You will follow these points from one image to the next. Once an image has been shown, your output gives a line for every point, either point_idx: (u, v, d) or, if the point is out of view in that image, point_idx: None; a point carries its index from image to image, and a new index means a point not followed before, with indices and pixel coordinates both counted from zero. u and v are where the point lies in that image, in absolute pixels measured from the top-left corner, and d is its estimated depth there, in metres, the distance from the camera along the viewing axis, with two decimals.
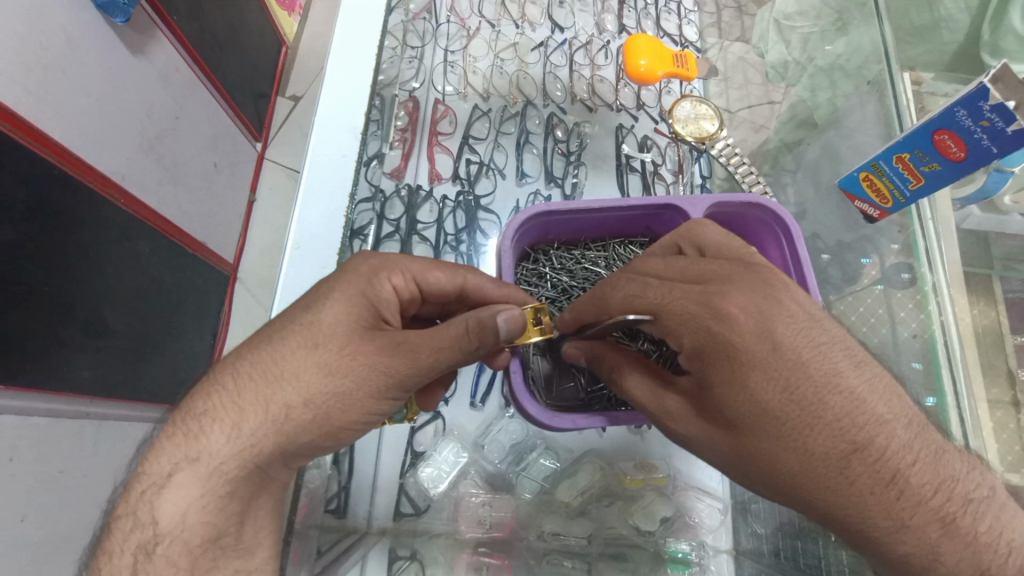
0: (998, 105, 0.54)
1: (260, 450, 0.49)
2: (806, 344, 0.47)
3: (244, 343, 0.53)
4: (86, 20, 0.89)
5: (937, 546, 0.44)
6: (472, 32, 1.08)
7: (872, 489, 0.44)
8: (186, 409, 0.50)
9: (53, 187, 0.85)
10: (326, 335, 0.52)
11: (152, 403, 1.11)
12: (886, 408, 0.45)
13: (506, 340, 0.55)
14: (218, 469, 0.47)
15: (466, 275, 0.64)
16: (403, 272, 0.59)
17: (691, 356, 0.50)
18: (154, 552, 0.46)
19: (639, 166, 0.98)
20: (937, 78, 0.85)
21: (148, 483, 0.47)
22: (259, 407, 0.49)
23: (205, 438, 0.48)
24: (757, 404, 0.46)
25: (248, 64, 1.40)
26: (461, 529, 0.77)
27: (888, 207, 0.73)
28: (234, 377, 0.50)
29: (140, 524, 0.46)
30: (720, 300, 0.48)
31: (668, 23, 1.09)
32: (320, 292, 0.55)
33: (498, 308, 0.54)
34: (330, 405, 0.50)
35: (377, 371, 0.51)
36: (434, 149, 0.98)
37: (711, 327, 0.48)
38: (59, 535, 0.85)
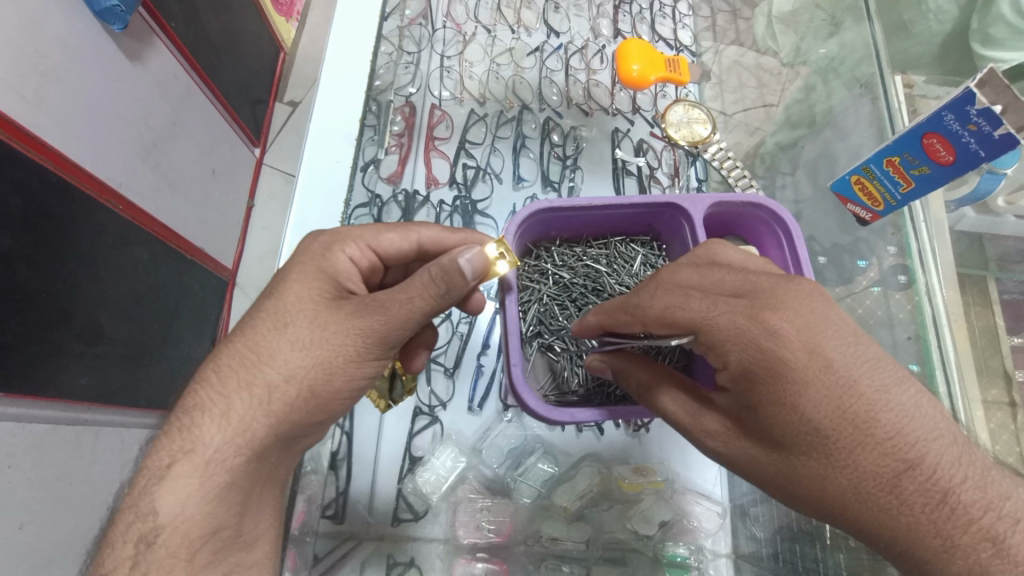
0: (985, 109, 0.55)
1: (253, 432, 0.49)
2: (853, 358, 0.45)
3: (221, 339, 0.54)
4: (84, 28, 0.89)
5: (988, 562, 0.41)
6: (468, 37, 1.08)
7: (921, 507, 0.43)
8: (178, 409, 0.51)
9: (49, 194, 0.85)
10: (292, 314, 0.52)
11: (150, 408, 1.10)
12: (934, 423, 0.43)
13: (474, 282, 0.53)
14: (214, 457, 0.48)
15: (419, 233, 0.63)
16: (357, 242, 0.59)
17: (736, 375, 0.48)
18: (159, 540, 0.47)
19: (636, 170, 0.99)
20: (930, 81, 0.85)
21: (149, 477, 0.48)
22: (243, 391, 0.50)
23: (198, 430, 0.49)
24: (806, 423, 0.45)
25: (246, 71, 1.41)
26: (460, 535, 0.76)
27: (880, 209, 0.73)
28: (217, 371, 0.51)
29: (141, 516, 0.47)
30: (767, 314, 0.46)
31: (663, 27, 1.10)
32: (278, 277, 0.55)
33: (458, 250, 0.51)
34: (310, 376, 0.51)
35: (351, 334, 0.51)
36: (430, 154, 0.98)
37: (761, 344, 0.45)
38: (57, 542, 0.85)
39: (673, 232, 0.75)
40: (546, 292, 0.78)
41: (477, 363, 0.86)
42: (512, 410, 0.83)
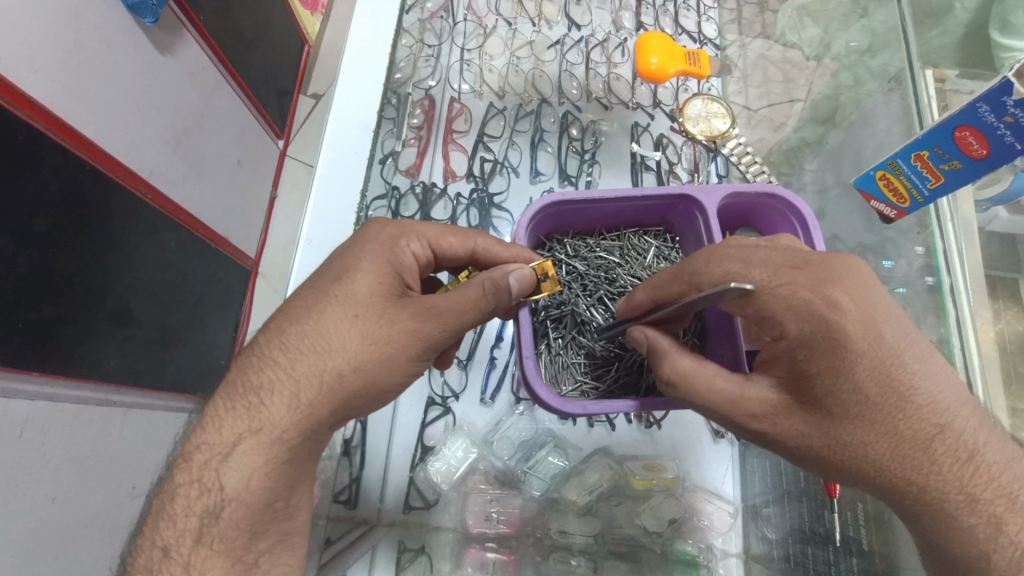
0: (1023, 99, 0.53)
1: (317, 417, 0.51)
2: (901, 333, 0.47)
3: (282, 317, 0.54)
4: (118, 21, 0.92)
5: (1002, 516, 0.46)
6: (489, 30, 1.08)
7: (948, 466, 0.46)
8: (242, 383, 0.51)
9: (84, 181, 0.88)
10: (363, 306, 0.54)
11: (174, 392, 1.14)
12: (962, 392, 0.47)
13: (518, 297, 0.57)
14: (280, 437, 0.49)
15: (476, 238, 0.64)
16: (419, 238, 0.60)
17: (795, 343, 0.49)
18: (222, 513, 0.48)
19: (654, 165, 0.98)
20: (962, 76, 0.82)
21: (212, 453, 0.49)
22: (314, 377, 0.51)
23: (267, 409, 0.50)
24: (859, 393, 0.47)
25: (271, 63, 1.43)
26: (468, 524, 0.77)
27: (906, 206, 0.71)
28: (284, 351, 0.52)
29: (208, 489, 0.48)
30: (829, 287, 0.48)
31: (687, 20, 1.08)
32: (347, 263, 0.56)
33: (509, 267, 0.55)
34: (375, 370, 0.53)
35: (412, 337, 0.54)
36: (449, 148, 0.99)
37: (823, 316, 0.48)
38: (88, 518, 0.89)
39: (687, 224, 0.74)
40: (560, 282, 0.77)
41: (490, 355, 0.87)
42: (524, 403, 0.84)
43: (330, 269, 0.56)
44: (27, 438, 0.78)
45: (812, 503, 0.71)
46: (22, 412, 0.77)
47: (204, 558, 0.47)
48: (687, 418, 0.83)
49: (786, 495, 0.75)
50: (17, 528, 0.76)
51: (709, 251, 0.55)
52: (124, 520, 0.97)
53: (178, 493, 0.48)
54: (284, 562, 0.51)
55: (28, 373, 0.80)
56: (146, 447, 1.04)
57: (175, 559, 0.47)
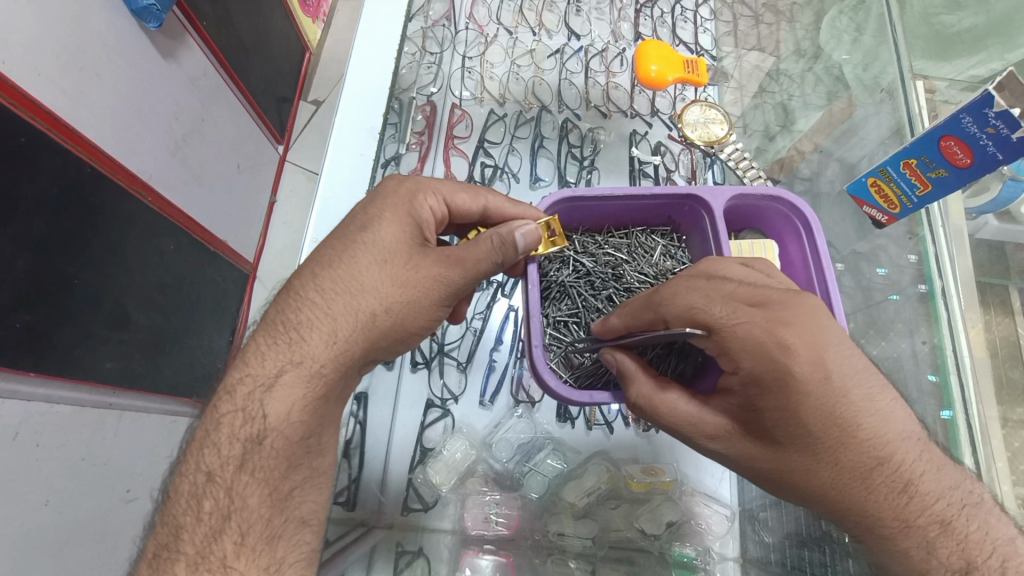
0: (1003, 112, 0.54)
1: (351, 353, 0.53)
2: (850, 371, 0.46)
3: (314, 261, 0.56)
4: (122, 26, 0.93)
5: (934, 540, 0.46)
6: (490, 38, 1.10)
7: (884, 496, 0.47)
8: (277, 322, 0.53)
9: (84, 183, 0.89)
10: (391, 252, 0.56)
11: (170, 397, 1.14)
12: (907, 426, 0.47)
13: (524, 254, 0.59)
14: (318, 371, 0.51)
15: (488, 197, 0.66)
16: (436, 193, 0.61)
17: (747, 378, 0.48)
18: (264, 441, 0.49)
19: (652, 172, 0.99)
20: (951, 88, 0.84)
21: (255, 384, 0.50)
22: (349, 316, 0.53)
23: (306, 343, 0.52)
24: (801, 429, 0.47)
25: (272, 69, 1.44)
26: (467, 525, 0.76)
27: (895, 212, 0.73)
28: (319, 292, 0.54)
29: (252, 417, 0.49)
30: (781, 328, 0.46)
31: (683, 32, 1.11)
32: (370, 214, 0.58)
33: (516, 224, 0.57)
34: (405, 311, 0.55)
35: (437, 282, 0.56)
36: (450, 153, 1.00)
37: (773, 357, 0.46)
38: (80, 523, 0.88)
39: (692, 224, 0.76)
40: (567, 277, 0.79)
41: (490, 357, 0.87)
42: (524, 406, 0.85)
43: (354, 220, 0.58)
44: (19, 441, 0.77)
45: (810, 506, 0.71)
46: (18, 413, 0.77)
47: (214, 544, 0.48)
48: None
49: (783, 500, 0.75)
50: (8, 532, 0.75)
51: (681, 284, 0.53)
52: (115, 526, 0.96)
53: (185, 485, 0.48)
54: (312, 498, 0.52)
55: (24, 375, 0.80)
56: (139, 451, 1.03)
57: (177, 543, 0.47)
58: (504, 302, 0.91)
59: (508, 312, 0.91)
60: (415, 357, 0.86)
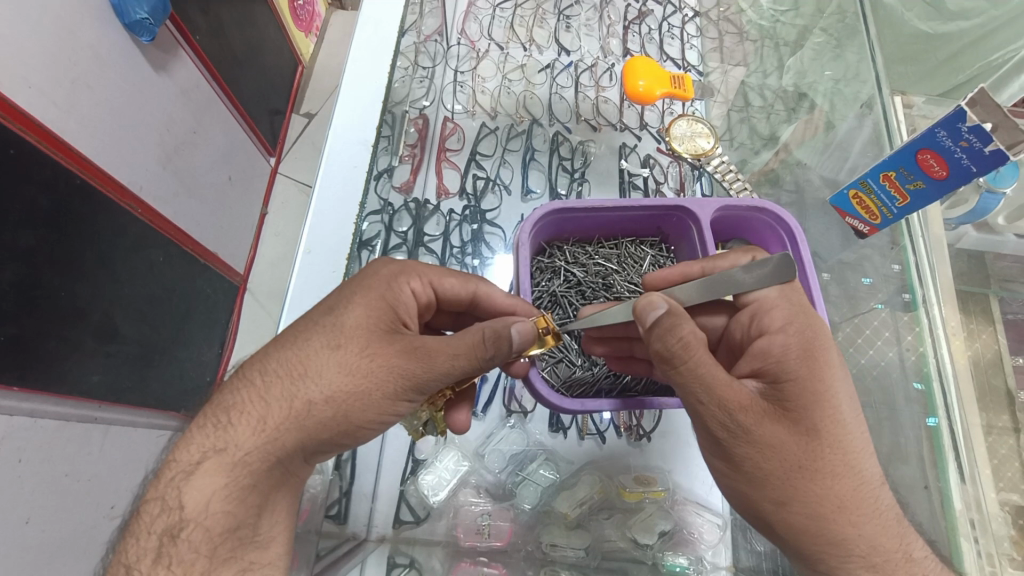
0: (975, 126, 0.56)
1: (282, 443, 0.49)
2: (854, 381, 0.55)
3: (271, 343, 0.54)
4: (114, 39, 0.94)
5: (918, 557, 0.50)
6: (481, 54, 1.12)
7: (881, 505, 0.51)
8: (217, 402, 0.51)
9: (73, 194, 0.88)
10: (348, 336, 0.53)
11: (157, 410, 1.12)
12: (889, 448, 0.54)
13: (515, 351, 0.55)
14: (242, 459, 0.48)
15: (478, 284, 0.66)
16: (420, 277, 0.62)
17: (779, 355, 0.53)
18: (177, 537, 0.45)
19: (642, 184, 1.01)
20: (929, 102, 0.86)
21: (178, 471, 0.47)
22: (284, 402, 0.50)
23: (233, 429, 0.49)
24: (832, 413, 0.51)
25: (265, 82, 1.45)
26: (460, 537, 0.77)
27: (877, 223, 0.75)
28: (262, 374, 0.51)
29: (168, 508, 0.46)
30: (815, 322, 0.56)
31: (671, 48, 1.13)
32: (342, 297, 0.56)
33: (511, 319, 0.54)
34: (349, 403, 0.50)
35: (394, 374, 0.51)
36: (441, 165, 1.02)
37: (819, 341, 0.54)
38: (63, 541, 0.86)
39: (680, 234, 0.77)
40: (559, 288, 0.79)
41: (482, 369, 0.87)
42: (516, 416, 0.85)
43: (323, 301, 0.56)
44: (2, 455, 0.76)
45: None
46: (2, 426, 0.76)
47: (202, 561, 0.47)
48: (676, 430, 0.84)
49: None
50: None
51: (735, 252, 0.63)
52: (98, 543, 0.94)
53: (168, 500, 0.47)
54: None
55: (8, 389, 0.79)
56: (125, 466, 1.01)
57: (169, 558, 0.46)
58: None
59: None
60: None
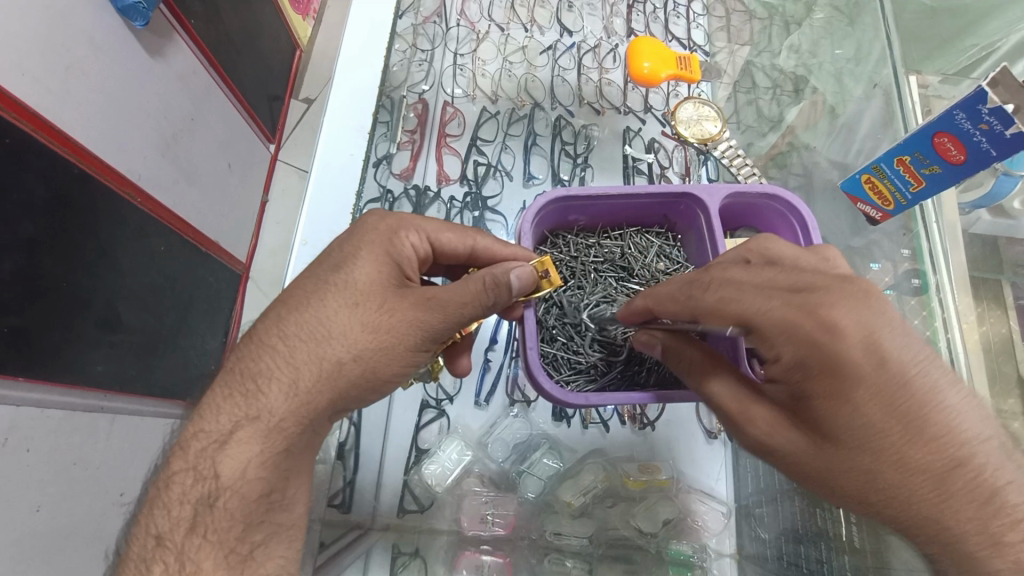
0: (997, 108, 0.54)
1: (316, 403, 0.51)
2: (911, 359, 0.43)
3: (281, 306, 0.54)
4: (107, 24, 0.92)
5: None
6: (481, 35, 1.09)
7: (965, 507, 0.41)
8: (240, 369, 0.52)
9: (71, 184, 0.87)
10: (362, 295, 0.54)
11: (163, 399, 1.13)
12: (982, 427, 0.42)
13: (516, 295, 0.57)
14: (277, 425, 0.50)
15: (475, 237, 0.65)
16: (418, 231, 0.60)
17: (788, 364, 0.46)
18: (216, 503, 0.47)
19: (646, 169, 0.99)
20: (944, 81, 0.83)
21: (208, 440, 0.49)
22: (312, 364, 0.51)
23: (264, 396, 0.50)
24: (862, 421, 0.44)
25: (263, 67, 1.43)
26: (463, 526, 0.76)
27: (890, 209, 0.73)
28: (282, 339, 0.52)
29: (202, 477, 0.48)
30: (823, 309, 0.44)
31: (676, 27, 1.10)
32: (345, 251, 0.57)
33: (510, 264, 0.55)
34: (374, 359, 0.53)
35: (413, 326, 0.54)
36: (442, 151, 1.00)
37: (823, 343, 0.44)
38: (73, 529, 0.87)
39: (687, 223, 0.75)
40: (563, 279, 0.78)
41: (484, 357, 0.87)
42: (519, 405, 0.85)
43: (329, 258, 0.57)
44: (10, 446, 0.76)
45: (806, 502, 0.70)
46: (7, 418, 0.76)
47: (204, 551, 0.46)
48: (681, 418, 0.84)
49: (779, 496, 0.74)
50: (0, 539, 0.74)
51: (708, 276, 0.52)
52: (108, 531, 0.95)
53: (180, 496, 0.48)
54: None
55: (13, 380, 0.79)
56: (132, 455, 1.02)
57: (174, 554, 0.46)
58: None
59: None
60: None
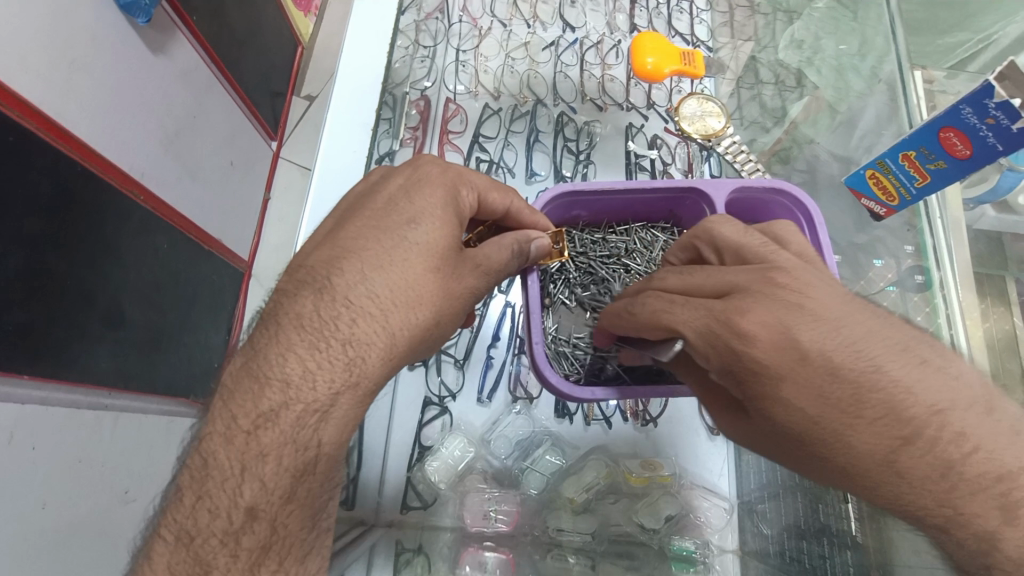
0: (1003, 103, 0.54)
1: (400, 364, 0.52)
2: (831, 344, 0.43)
3: (355, 263, 0.51)
4: (109, 21, 0.91)
5: (997, 530, 0.39)
6: (484, 31, 1.09)
7: (921, 481, 0.41)
8: (330, 334, 0.48)
9: (75, 182, 0.88)
10: (442, 258, 0.54)
11: (167, 397, 1.13)
12: (934, 396, 0.41)
13: (535, 261, 0.63)
14: (374, 387, 0.50)
15: (513, 198, 0.64)
16: (471, 190, 0.59)
17: (721, 369, 0.48)
18: (318, 470, 0.46)
19: (649, 165, 0.99)
20: (949, 76, 0.83)
21: (308, 410, 0.46)
22: (404, 328, 0.51)
23: (365, 360, 0.49)
24: (798, 415, 0.44)
25: (265, 64, 1.43)
26: (466, 523, 0.76)
27: (894, 205, 0.73)
28: (371, 302, 0.50)
29: (305, 447, 0.46)
30: (738, 317, 0.46)
31: (680, 22, 1.10)
32: (416, 207, 0.55)
33: (533, 234, 0.61)
34: (446, 322, 0.55)
35: (473, 292, 0.57)
36: (444, 148, 0.99)
37: (734, 348, 0.46)
38: (78, 525, 0.87)
39: (694, 218, 0.75)
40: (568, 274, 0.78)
41: (487, 354, 0.87)
42: (522, 402, 0.85)
43: (399, 211, 0.54)
44: (16, 443, 0.77)
45: (808, 498, 0.72)
46: (13, 415, 0.76)
47: None
48: (682, 416, 0.83)
49: (780, 491, 0.76)
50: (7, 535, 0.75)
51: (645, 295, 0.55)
52: (113, 527, 0.96)
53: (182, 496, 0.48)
54: None
55: (19, 377, 0.79)
56: (136, 452, 1.02)
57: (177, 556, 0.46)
58: (501, 299, 0.90)
59: (504, 309, 0.90)
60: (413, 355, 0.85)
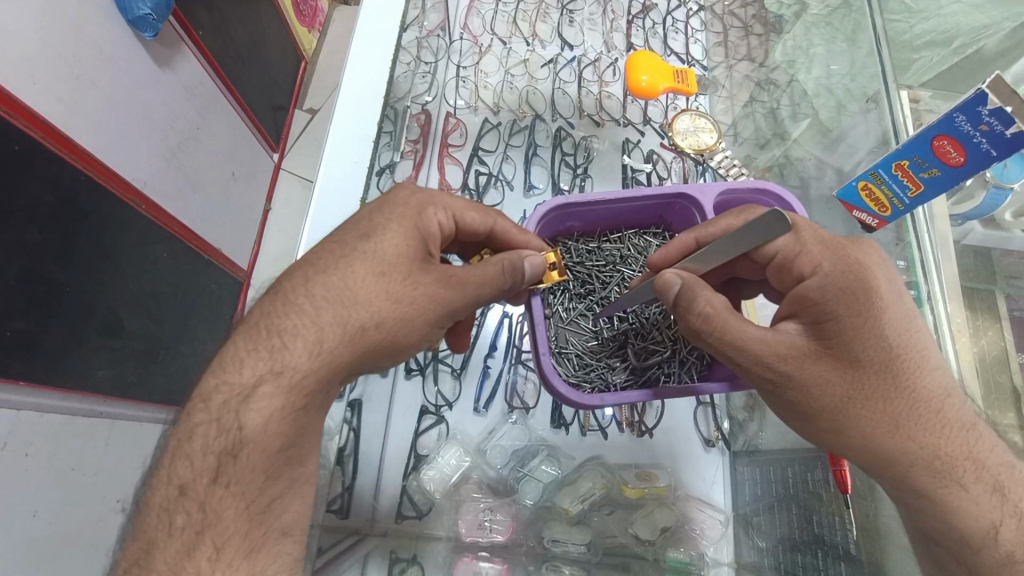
0: (996, 109, 0.56)
1: (336, 366, 0.52)
2: (911, 309, 0.55)
3: (305, 268, 0.55)
4: (118, 35, 0.94)
5: (1004, 485, 0.53)
6: (484, 48, 1.11)
7: (951, 434, 0.53)
8: (269, 325, 0.52)
9: (77, 191, 0.89)
10: (390, 264, 0.56)
11: (162, 405, 1.13)
12: (955, 374, 0.56)
13: (528, 282, 0.60)
14: (299, 382, 0.51)
15: (497, 218, 0.66)
16: (445, 209, 0.62)
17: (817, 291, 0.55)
18: (238, 454, 0.48)
19: (645, 179, 1.01)
20: (936, 96, 0.85)
21: (231, 393, 0.50)
22: (337, 327, 0.52)
23: (288, 352, 0.51)
24: (879, 345, 0.53)
25: (268, 79, 1.45)
26: (461, 531, 0.77)
27: (887, 215, 0.74)
28: (309, 300, 0.53)
29: (225, 430, 0.49)
30: (856, 257, 0.56)
31: (675, 42, 1.12)
32: (375, 221, 0.58)
33: (524, 253, 0.59)
34: (395, 327, 0.55)
35: (433, 301, 0.56)
36: (444, 161, 1.02)
37: (855, 275, 0.55)
38: (68, 534, 0.87)
39: (684, 223, 0.77)
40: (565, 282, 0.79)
41: (484, 364, 0.87)
42: (518, 412, 0.85)
43: (356, 227, 0.58)
44: (10, 450, 0.77)
45: (802, 510, 0.73)
46: (7, 421, 0.76)
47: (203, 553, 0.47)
48: (678, 426, 0.84)
49: (778, 504, 0.76)
50: None
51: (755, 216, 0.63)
52: (104, 537, 0.95)
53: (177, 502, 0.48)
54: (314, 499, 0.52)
55: (15, 383, 0.79)
56: (130, 460, 1.02)
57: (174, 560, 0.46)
58: (498, 307, 0.91)
59: (502, 319, 0.91)
60: (410, 364, 0.86)
